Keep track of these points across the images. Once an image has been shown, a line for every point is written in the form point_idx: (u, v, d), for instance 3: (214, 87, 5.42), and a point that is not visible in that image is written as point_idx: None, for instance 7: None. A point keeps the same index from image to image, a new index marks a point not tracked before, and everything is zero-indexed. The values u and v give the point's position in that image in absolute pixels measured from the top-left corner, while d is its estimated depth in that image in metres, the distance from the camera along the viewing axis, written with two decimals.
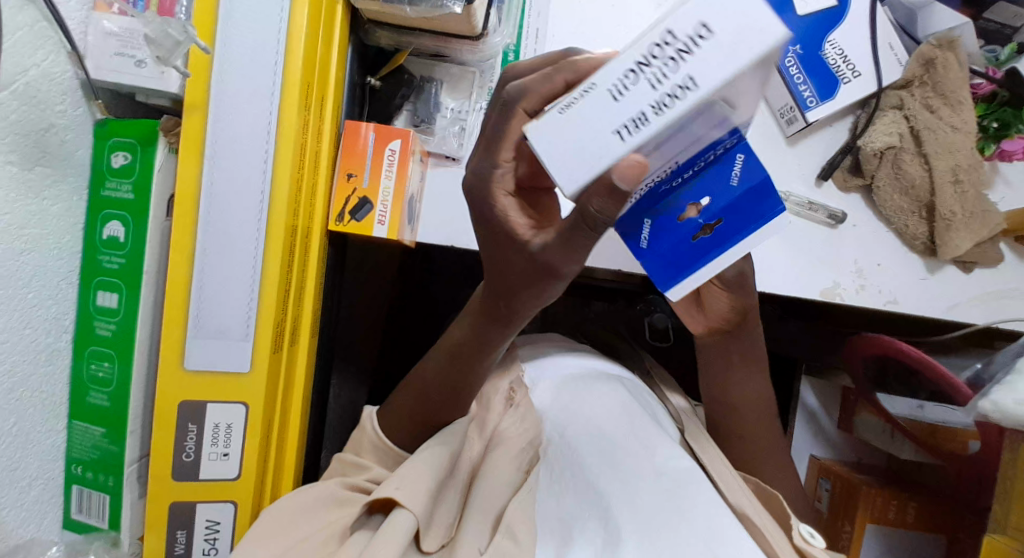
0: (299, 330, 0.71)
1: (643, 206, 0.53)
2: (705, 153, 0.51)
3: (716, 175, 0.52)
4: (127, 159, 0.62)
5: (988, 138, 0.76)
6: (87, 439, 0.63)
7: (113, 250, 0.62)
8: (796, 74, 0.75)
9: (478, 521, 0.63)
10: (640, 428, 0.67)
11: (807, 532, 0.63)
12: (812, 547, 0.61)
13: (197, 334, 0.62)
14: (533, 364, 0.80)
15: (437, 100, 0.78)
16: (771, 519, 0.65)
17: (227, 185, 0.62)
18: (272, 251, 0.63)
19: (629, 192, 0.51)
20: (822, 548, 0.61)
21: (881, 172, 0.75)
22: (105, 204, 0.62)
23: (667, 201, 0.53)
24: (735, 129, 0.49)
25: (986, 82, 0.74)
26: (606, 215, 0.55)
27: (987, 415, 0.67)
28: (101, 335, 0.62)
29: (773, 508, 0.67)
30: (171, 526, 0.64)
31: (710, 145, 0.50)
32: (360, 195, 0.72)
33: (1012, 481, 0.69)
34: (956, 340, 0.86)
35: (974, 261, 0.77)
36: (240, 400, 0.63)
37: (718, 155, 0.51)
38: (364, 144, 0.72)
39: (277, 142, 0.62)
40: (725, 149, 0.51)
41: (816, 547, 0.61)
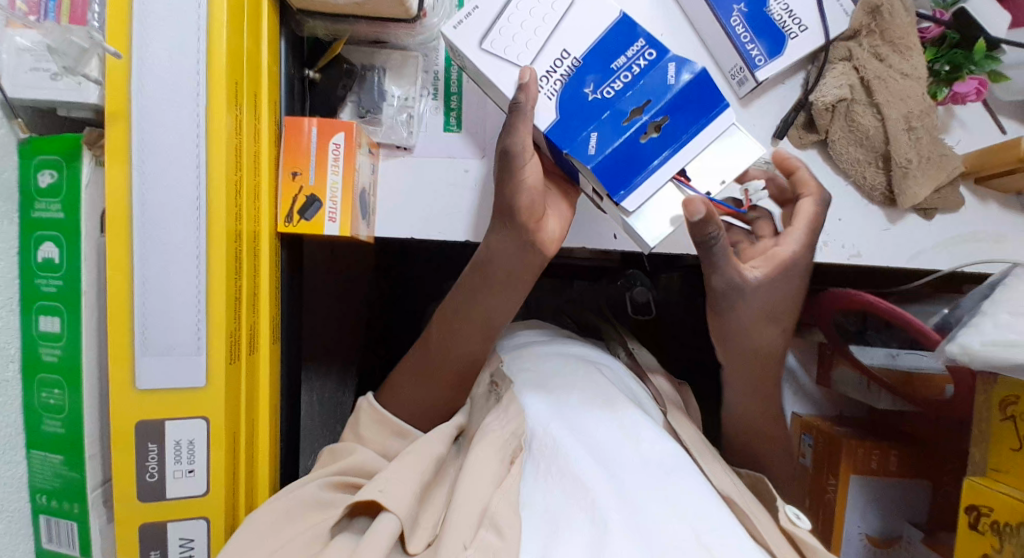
0: (257, 338, 0.70)
1: (578, 104, 0.65)
2: (623, 65, 0.64)
3: (645, 80, 0.64)
4: (53, 177, 0.60)
5: (940, 82, 0.74)
6: (48, 468, 0.62)
7: (49, 273, 0.60)
8: (741, 32, 0.73)
9: (461, 520, 0.63)
10: (619, 412, 0.69)
11: (793, 513, 0.65)
12: (797, 527, 0.63)
13: (148, 350, 0.61)
14: (510, 357, 0.82)
15: (380, 88, 0.77)
16: (758, 503, 0.68)
17: (161, 192, 0.60)
18: (216, 256, 0.62)
19: (549, 74, 0.65)
20: (807, 529, 0.64)
21: (835, 126, 0.74)
22: (39, 225, 0.60)
23: (605, 105, 0.64)
24: (640, 41, 0.65)
25: (934, 25, 0.74)
26: (539, 110, 0.65)
27: (955, 359, 0.68)
28: (48, 360, 0.60)
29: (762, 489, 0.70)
30: (144, 548, 0.63)
31: (622, 57, 0.64)
32: (307, 194, 0.71)
33: (986, 422, 0.70)
34: (924, 287, 0.86)
35: (935, 208, 0.76)
36: (199, 414, 0.62)
37: (641, 66, 0.64)
38: (307, 141, 0.71)
39: (208, 146, 0.61)
40: (646, 60, 0.64)
41: (802, 528, 0.63)
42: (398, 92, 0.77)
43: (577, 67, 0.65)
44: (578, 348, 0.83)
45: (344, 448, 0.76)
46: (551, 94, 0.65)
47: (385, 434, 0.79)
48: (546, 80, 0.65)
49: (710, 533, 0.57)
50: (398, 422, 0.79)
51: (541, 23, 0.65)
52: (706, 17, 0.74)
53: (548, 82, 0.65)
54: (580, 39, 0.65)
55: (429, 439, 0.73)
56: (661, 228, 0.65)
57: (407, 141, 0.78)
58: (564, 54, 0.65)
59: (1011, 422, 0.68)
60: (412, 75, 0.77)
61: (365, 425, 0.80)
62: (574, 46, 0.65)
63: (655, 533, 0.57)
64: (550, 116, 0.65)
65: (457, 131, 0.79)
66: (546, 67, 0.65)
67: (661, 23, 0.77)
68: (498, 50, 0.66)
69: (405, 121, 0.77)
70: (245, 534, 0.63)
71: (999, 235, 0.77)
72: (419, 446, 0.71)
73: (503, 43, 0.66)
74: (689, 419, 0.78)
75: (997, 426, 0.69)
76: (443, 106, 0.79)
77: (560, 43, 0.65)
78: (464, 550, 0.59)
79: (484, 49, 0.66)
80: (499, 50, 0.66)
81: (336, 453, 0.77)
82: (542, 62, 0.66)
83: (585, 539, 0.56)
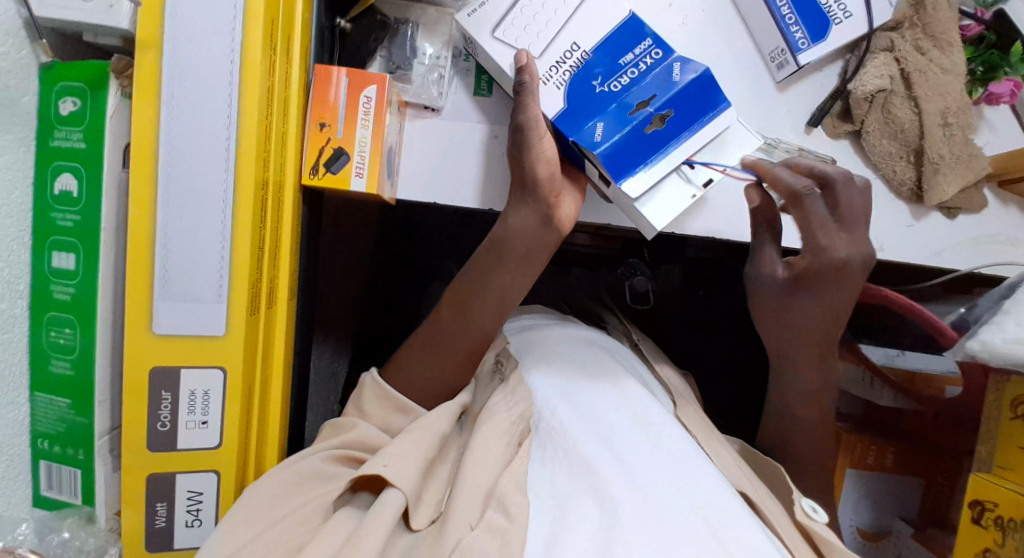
0: (275, 291, 0.67)
1: (584, 95, 0.66)
2: (631, 62, 0.66)
3: (652, 78, 0.65)
4: (75, 105, 0.56)
5: (975, 81, 0.74)
6: (52, 411, 0.59)
7: (67, 206, 0.57)
8: (787, 14, 0.72)
9: (469, 495, 0.57)
10: (629, 396, 0.65)
11: (809, 506, 0.62)
12: (813, 521, 0.60)
13: (166, 295, 0.58)
14: (518, 337, 0.76)
15: (412, 44, 0.73)
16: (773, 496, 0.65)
17: (189, 131, 0.57)
18: (243, 203, 0.59)
19: (558, 64, 0.67)
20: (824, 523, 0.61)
21: (871, 117, 0.74)
22: (56, 155, 0.57)
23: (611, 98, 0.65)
24: (647, 41, 0.66)
25: (974, 24, 0.73)
26: (546, 95, 0.67)
27: (974, 355, 0.68)
28: (59, 299, 0.57)
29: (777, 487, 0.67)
30: (151, 499, 0.61)
31: (631, 54, 0.66)
32: (334, 146, 0.68)
33: (994, 423, 0.71)
34: (936, 287, 0.87)
35: (959, 208, 0.76)
36: (217, 364, 0.60)
37: (648, 65, 0.66)
38: (336, 91, 0.68)
39: (242, 82, 0.57)
40: (653, 59, 0.66)
41: (819, 524, 0.60)
42: (431, 51, 0.74)
43: (585, 61, 0.66)
44: (590, 336, 0.75)
45: (346, 423, 0.67)
46: (559, 83, 0.67)
47: (389, 410, 0.68)
48: (554, 69, 0.67)
49: (724, 527, 0.53)
50: (403, 399, 0.68)
51: (553, 14, 0.67)
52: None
53: (557, 72, 0.67)
54: (592, 34, 0.66)
55: (432, 416, 0.65)
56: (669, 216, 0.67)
57: (435, 102, 0.74)
58: (574, 47, 0.66)
59: (1021, 421, 0.68)
60: (446, 33, 0.74)
61: (366, 400, 0.69)
62: (586, 40, 0.67)
63: (665, 528, 0.52)
64: (556, 104, 0.66)
65: (486, 96, 0.75)
66: (555, 57, 0.67)
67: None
68: (510, 38, 0.67)
69: (437, 81, 0.74)
70: (244, 506, 0.59)
71: (1018, 239, 0.77)
72: (428, 419, 0.64)
73: (515, 32, 0.67)
74: (696, 408, 0.75)
75: (1006, 425, 0.69)
76: (474, 69, 0.75)
77: (570, 36, 0.67)
78: (470, 530, 0.53)
79: (495, 38, 0.67)
80: (510, 38, 0.67)
81: (340, 429, 0.67)
82: (551, 50, 0.67)
83: (594, 524, 0.53)
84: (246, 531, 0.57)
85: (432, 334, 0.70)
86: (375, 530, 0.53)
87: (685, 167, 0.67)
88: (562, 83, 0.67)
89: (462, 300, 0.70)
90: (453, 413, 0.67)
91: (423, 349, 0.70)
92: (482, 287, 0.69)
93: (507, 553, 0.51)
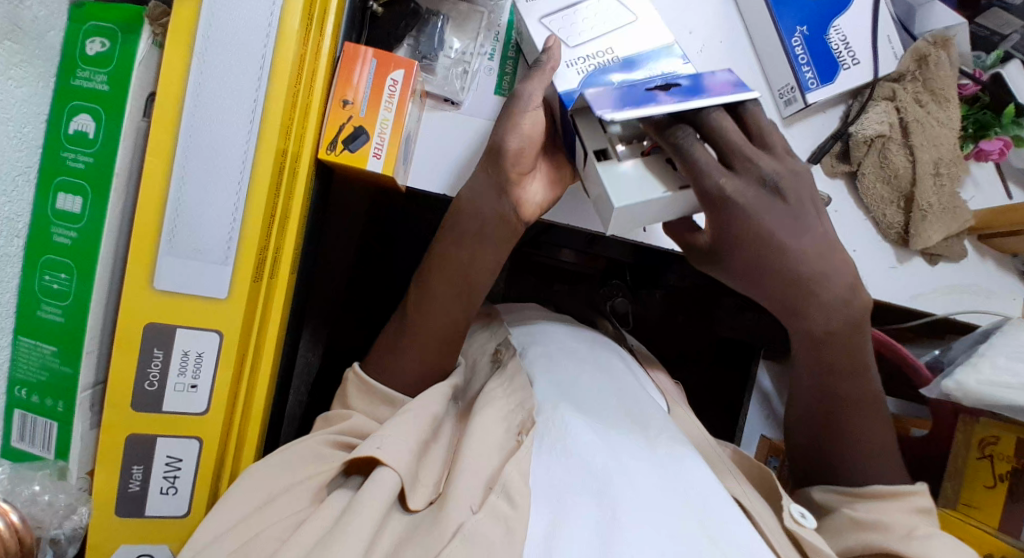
0: (278, 263, 0.65)
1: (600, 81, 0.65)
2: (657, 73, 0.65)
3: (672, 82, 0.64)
4: (104, 46, 0.54)
5: (967, 137, 0.80)
6: (35, 357, 0.56)
7: (79, 147, 0.55)
8: (799, 54, 0.75)
9: (470, 480, 0.59)
10: (625, 395, 0.67)
11: (797, 512, 0.62)
12: (802, 529, 0.60)
13: (173, 251, 0.56)
14: (518, 331, 0.78)
15: (441, 36, 0.74)
16: (764, 502, 0.65)
17: (218, 87, 0.56)
18: (262, 169, 0.57)
19: (584, 59, 0.66)
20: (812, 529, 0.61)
21: (867, 159, 0.78)
22: (75, 94, 0.55)
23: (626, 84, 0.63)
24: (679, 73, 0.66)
25: (971, 84, 0.79)
26: (559, 75, 0.66)
27: (949, 394, 0.71)
28: (59, 243, 0.55)
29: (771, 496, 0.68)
30: (127, 461, 0.58)
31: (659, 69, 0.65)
32: (355, 124, 0.67)
33: (962, 462, 0.75)
34: (910, 331, 0.90)
35: (941, 255, 0.79)
36: (215, 328, 0.58)
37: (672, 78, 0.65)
38: (362, 72, 0.67)
39: (277, 46, 0.56)
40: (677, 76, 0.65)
41: (809, 530, 0.60)
42: (458, 46, 0.75)
43: (607, 64, 0.66)
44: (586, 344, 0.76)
45: (337, 415, 0.66)
46: (579, 72, 0.66)
47: (375, 403, 0.67)
48: (579, 60, 0.66)
49: (719, 524, 0.56)
50: (386, 390, 0.67)
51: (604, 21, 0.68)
52: (769, 33, 0.76)
53: (583, 62, 0.66)
54: (628, 47, 0.67)
55: (425, 397, 0.65)
56: (635, 196, 0.59)
57: (457, 95, 0.74)
58: (608, 51, 0.66)
59: (988, 460, 0.73)
60: (473, 31, 0.75)
61: (351, 395, 0.68)
62: (623, 48, 0.67)
63: (659, 522, 0.54)
64: (567, 82, 0.65)
65: (506, 95, 0.75)
66: (585, 52, 0.67)
67: (721, 32, 0.78)
68: (555, 26, 0.68)
69: (460, 75, 0.74)
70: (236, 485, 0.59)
71: (992, 290, 0.82)
72: (418, 401, 0.64)
73: (560, 23, 0.68)
74: (689, 410, 0.77)
75: (973, 464, 0.74)
76: (497, 69, 0.76)
77: (608, 39, 0.67)
78: (472, 514, 0.55)
79: (541, 21, 0.68)
80: (554, 26, 0.68)
81: (329, 420, 0.66)
82: (584, 46, 0.67)
83: (591, 524, 0.54)
84: (237, 511, 0.57)
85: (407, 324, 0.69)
86: (377, 506, 0.55)
87: (664, 161, 0.61)
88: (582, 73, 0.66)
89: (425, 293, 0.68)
90: (445, 395, 0.67)
91: (401, 338, 0.68)
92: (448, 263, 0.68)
93: (510, 538, 0.53)
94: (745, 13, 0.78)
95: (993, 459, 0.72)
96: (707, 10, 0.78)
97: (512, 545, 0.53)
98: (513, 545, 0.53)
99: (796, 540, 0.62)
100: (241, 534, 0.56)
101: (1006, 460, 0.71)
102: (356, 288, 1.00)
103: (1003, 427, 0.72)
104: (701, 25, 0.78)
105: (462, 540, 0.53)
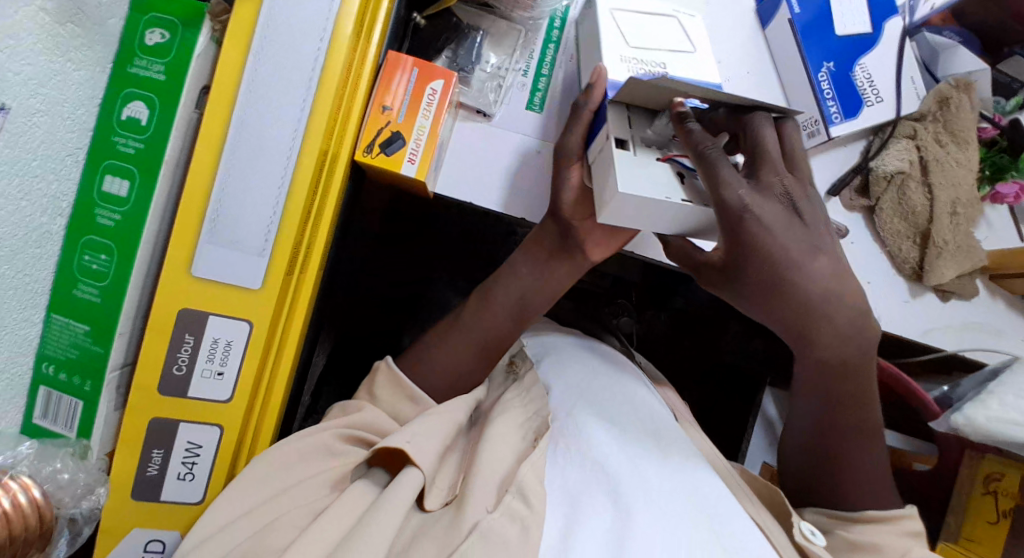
0: (308, 260, 0.65)
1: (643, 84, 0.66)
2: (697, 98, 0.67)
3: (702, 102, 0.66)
4: (163, 37, 0.56)
5: (984, 179, 0.82)
6: (66, 335, 0.57)
7: (131, 133, 0.56)
8: (825, 89, 0.77)
9: (485, 482, 0.59)
10: (641, 407, 0.68)
11: (807, 529, 0.63)
12: (809, 543, 0.61)
13: (212, 239, 0.57)
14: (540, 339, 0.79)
15: (479, 51, 0.76)
16: (773, 519, 0.66)
17: (269, 84, 0.57)
18: (304, 165, 0.59)
19: (637, 63, 0.68)
20: (821, 546, 0.62)
21: (886, 196, 0.79)
22: (130, 82, 0.56)
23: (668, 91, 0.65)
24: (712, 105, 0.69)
25: (990, 127, 0.82)
26: (615, 65, 0.67)
27: (958, 428, 0.72)
28: (102, 224, 0.56)
29: (778, 511, 0.69)
30: (149, 444, 0.59)
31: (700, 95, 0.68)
32: (392, 130, 0.69)
33: (967, 497, 0.76)
34: (918, 366, 0.91)
35: (953, 292, 0.81)
36: (246, 317, 0.59)
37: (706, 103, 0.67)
38: (403, 80, 0.69)
39: (329, 47, 0.58)
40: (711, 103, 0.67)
41: (817, 544, 0.62)
42: (493, 61, 0.77)
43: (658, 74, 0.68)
44: (602, 357, 0.77)
45: (354, 405, 0.67)
46: (631, 69, 0.67)
47: (399, 399, 0.67)
48: (633, 62, 0.68)
49: (731, 540, 0.57)
50: (414, 387, 0.67)
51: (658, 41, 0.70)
52: (797, 66, 0.78)
53: (637, 65, 0.68)
54: (680, 69, 0.69)
55: (450, 403, 0.66)
56: (641, 188, 0.58)
57: (489, 108, 0.76)
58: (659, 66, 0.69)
59: (992, 495, 0.73)
60: (510, 48, 0.77)
61: (379, 385, 0.68)
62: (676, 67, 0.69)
63: (672, 532, 0.55)
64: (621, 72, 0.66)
65: (538, 112, 0.77)
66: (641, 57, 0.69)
67: (749, 63, 0.80)
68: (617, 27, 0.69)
69: (495, 88, 0.76)
70: (250, 472, 0.59)
71: (1001, 331, 0.83)
72: (443, 407, 0.65)
73: (621, 25, 0.70)
74: (697, 427, 0.79)
75: (976, 499, 0.74)
76: (530, 85, 0.77)
77: (665, 55, 0.70)
78: (487, 513, 0.55)
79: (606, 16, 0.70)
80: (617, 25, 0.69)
81: (347, 409, 0.66)
82: (639, 53, 0.69)
83: (606, 527, 0.55)
84: (251, 497, 0.58)
85: (453, 325, 0.72)
86: (396, 503, 0.55)
87: (675, 173, 0.60)
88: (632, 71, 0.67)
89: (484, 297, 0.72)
90: (470, 405, 0.68)
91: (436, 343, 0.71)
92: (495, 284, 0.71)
93: (526, 538, 0.54)
94: (773, 46, 0.80)
95: (998, 496, 0.73)
96: (737, 42, 0.80)
97: (528, 546, 0.53)
98: (527, 545, 0.53)
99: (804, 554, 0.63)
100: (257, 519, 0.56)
101: (1009, 497, 0.72)
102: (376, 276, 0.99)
103: (1004, 462, 0.73)
104: (730, 55, 0.80)
105: (479, 538, 0.54)
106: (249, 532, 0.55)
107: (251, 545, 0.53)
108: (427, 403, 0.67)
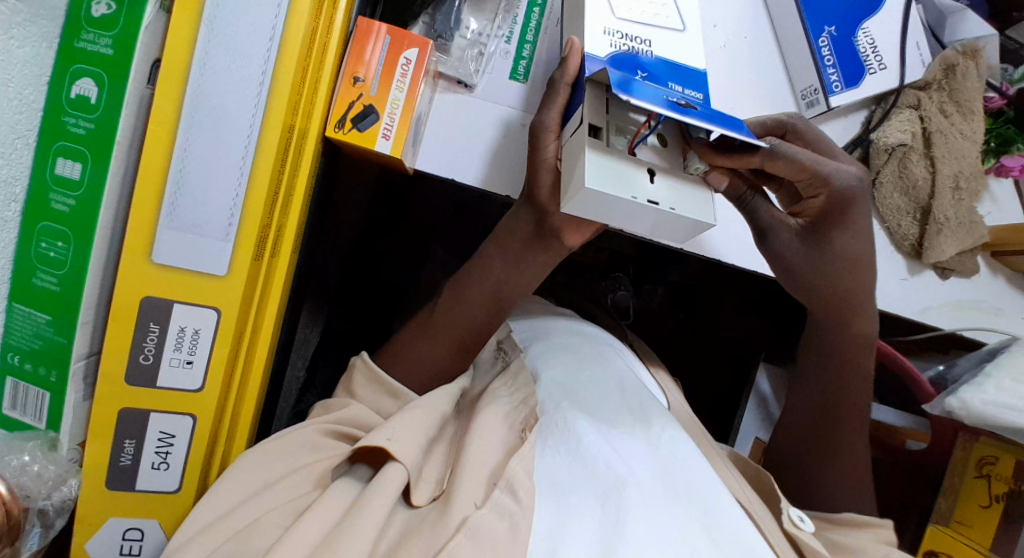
0: (280, 241, 0.63)
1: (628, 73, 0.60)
2: (679, 92, 0.60)
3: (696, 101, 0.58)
4: (109, 8, 0.52)
5: (989, 152, 0.79)
6: (29, 325, 0.55)
7: (81, 112, 0.53)
8: (826, 56, 0.72)
9: (473, 476, 0.58)
10: (631, 395, 0.67)
11: (796, 515, 0.64)
12: (799, 531, 0.62)
13: (174, 224, 0.55)
14: (530, 325, 0.79)
15: (458, 16, 0.71)
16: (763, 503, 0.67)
17: (226, 58, 0.54)
18: (267, 144, 0.56)
19: (625, 36, 0.62)
20: (809, 533, 0.63)
21: (887, 168, 0.76)
22: (79, 58, 0.53)
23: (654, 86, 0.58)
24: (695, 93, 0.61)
25: (998, 97, 0.78)
26: (597, 43, 0.61)
27: (951, 411, 0.70)
28: (58, 210, 0.54)
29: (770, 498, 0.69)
30: (119, 434, 0.58)
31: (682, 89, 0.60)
32: (365, 103, 0.65)
33: (959, 478, 0.75)
34: (915, 342, 0.90)
35: (953, 269, 0.78)
36: (213, 304, 0.58)
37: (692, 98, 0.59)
38: (375, 47, 0.65)
39: (289, 16, 0.55)
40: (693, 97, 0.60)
41: (805, 532, 0.62)
42: (475, 26, 0.72)
43: (641, 52, 0.62)
44: (589, 342, 0.75)
45: (338, 402, 0.66)
46: (615, 47, 0.61)
47: (379, 394, 0.67)
48: (618, 36, 0.62)
49: (722, 533, 0.56)
50: (392, 382, 0.67)
51: (651, 8, 0.65)
52: (796, 32, 0.73)
53: (624, 40, 0.62)
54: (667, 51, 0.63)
55: (432, 396, 0.65)
56: (607, 186, 0.53)
57: (470, 78, 0.72)
58: (645, 41, 0.63)
59: (985, 479, 0.72)
60: (491, 12, 0.73)
61: (357, 383, 0.68)
62: (661, 46, 0.63)
63: (666, 528, 0.54)
64: (601, 50, 0.61)
65: (522, 81, 0.73)
66: (628, 29, 0.63)
67: (748, 27, 0.75)
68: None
69: (475, 57, 0.72)
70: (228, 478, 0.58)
71: (1001, 309, 0.81)
72: (426, 400, 0.64)
73: None
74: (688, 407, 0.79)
75: (969, 482, 0.74)
76: (513, 52, 0.73)
77: (648, 31, 0.63)
78: (476, 509, 0.55)
79: None
80: None
81: (330, 408, 0.66)
82: (626, 24, 0.63)
83: (596, 523, 0.54)
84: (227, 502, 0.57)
85: (428, 321, 0.71)
86: (382, 500, 0.54)
87: (647, 169, 0.55)
88: (613, 47, 0.61)
89: (463, 286, 0.70)
90: (455, 394, 0.68)
91: (419, 331, 0.71)
92: (478, 271, 0.70)
93: (515, 535, 0.53)
94: (772, 12, 0.75)
95: (991, 479, 0.71)
96: (733, 5, 0.75)
97: (517, 543, 0.52)
98: (515, 541, 0.52)
99: (793, 541, 0.64)
100: (225, 531, 0.55)
101: (1003, 482, 0.70)
102: (367, 248, 0.98)
103: (1003, 447, 0.71)
104: (727, 19, 0.75)
105: (466, 536, 0.53)
106: (233, 530, 0.54)
107: (237, 544, 0.53)
108: (408, 397, 0.66)
